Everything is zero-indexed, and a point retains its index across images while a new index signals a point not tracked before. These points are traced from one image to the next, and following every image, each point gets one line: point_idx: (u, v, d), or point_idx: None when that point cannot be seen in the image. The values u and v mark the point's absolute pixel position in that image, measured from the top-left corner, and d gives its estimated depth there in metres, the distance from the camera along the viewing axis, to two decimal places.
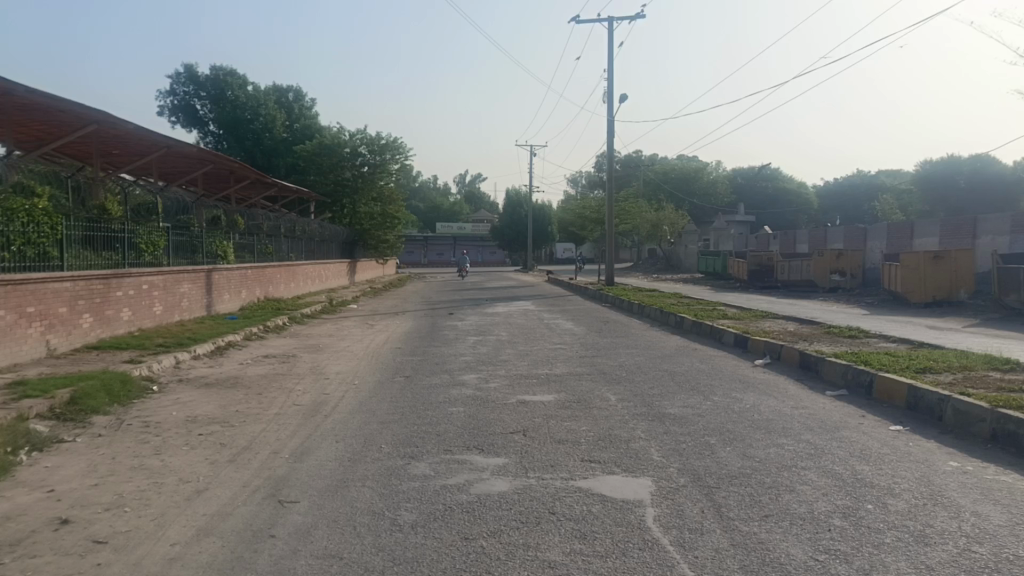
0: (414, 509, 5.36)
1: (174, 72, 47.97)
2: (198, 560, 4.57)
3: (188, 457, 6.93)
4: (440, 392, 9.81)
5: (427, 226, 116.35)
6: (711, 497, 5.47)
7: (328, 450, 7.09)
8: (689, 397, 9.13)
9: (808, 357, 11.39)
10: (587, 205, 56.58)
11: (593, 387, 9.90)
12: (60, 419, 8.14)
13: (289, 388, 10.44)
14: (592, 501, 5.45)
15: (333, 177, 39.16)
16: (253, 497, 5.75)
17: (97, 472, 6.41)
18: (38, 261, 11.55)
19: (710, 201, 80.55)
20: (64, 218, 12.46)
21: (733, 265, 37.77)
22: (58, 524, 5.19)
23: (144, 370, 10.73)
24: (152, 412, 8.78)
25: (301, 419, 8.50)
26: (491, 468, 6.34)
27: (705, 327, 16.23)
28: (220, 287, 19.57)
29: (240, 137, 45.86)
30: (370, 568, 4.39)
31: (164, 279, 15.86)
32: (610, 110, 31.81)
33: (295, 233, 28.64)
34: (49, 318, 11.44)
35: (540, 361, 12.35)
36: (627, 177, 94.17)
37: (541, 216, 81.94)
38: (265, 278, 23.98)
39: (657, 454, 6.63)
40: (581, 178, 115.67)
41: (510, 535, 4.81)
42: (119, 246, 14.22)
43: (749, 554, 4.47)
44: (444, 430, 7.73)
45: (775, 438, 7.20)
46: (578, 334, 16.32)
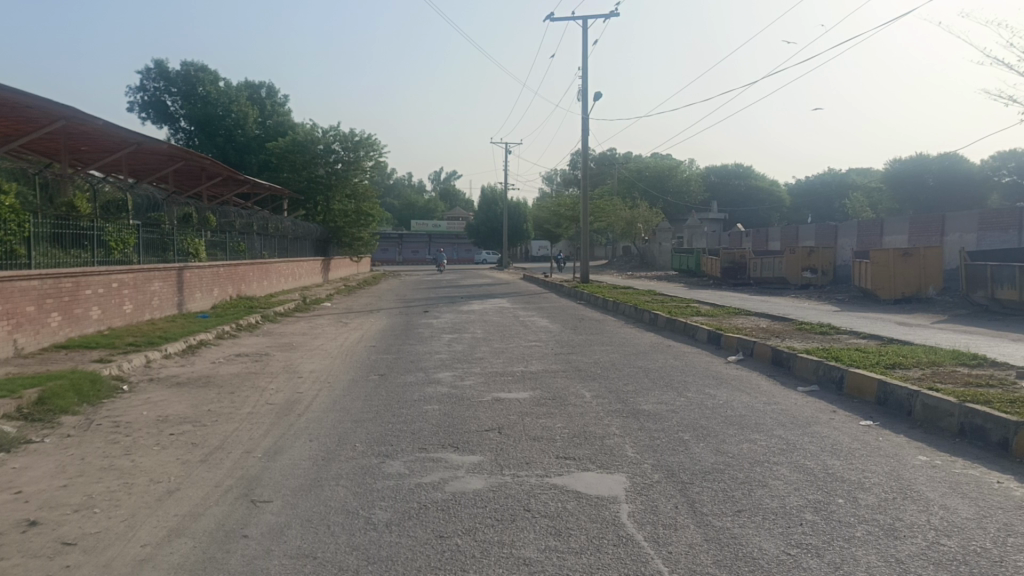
0: (389, 508, 5.33)
1: (144, 67, 47.36)
2: (169, 561, 4.52)
3: (159, 457, 6.85)
4: (415, 391, 9.74)
5: (401, 224, 116.16)
6: (685, 493, 5.51)
7: (302, 449, 7.04)
8: (663, 394, 9.19)
9: (780, 352, 11.50)
10: (562, 203, 56.52)
11: (568, 384, 9.95)
12: (29, 420, 8.01)
13: (262, 388, 10.31)
14: (566, 498, 5.46)
15: (307, 173, 38.98)
16: (226, 496, 5.69)
17: (66, 473, 6.32)
18: (5, 258, 11.36)
19: (684, 199, 81.27)
20: (31, 215, 12.25)
21: (706, 262, 37.95)
22: (26, 526, 5.10)
23: (113, 370, 10.57)
24: (122, 412, 8.66)
25: (274, 418, 8.41)
26: (466, 466, 6.34)
27: (679, 323, 16.37)
28: (191, 285, 19.34)
29: (212, 134, 45.40)
30: (344, 567, 4.36)
31: (135, 277, 15.67)
32: (585, 108, 31.85)
33: (268, 231, 28.34)
34: (17, 317, 11.26)
35: (516, 358, 12.37)
36: (603, 175, 94.50)
37: (516, 212, 82.10)
38: (237, 275, 23.67)
39: (631, 450, 6.67)
40: (557, 176, 116.33)
41: (485, 533, 4.81)
42: (88, 244, 14.04)
43: (722, 550, 4.50)
44: (418, 428, 7.71)
45: (748, 433, 7.26)
46: (554, 331, 16.35)
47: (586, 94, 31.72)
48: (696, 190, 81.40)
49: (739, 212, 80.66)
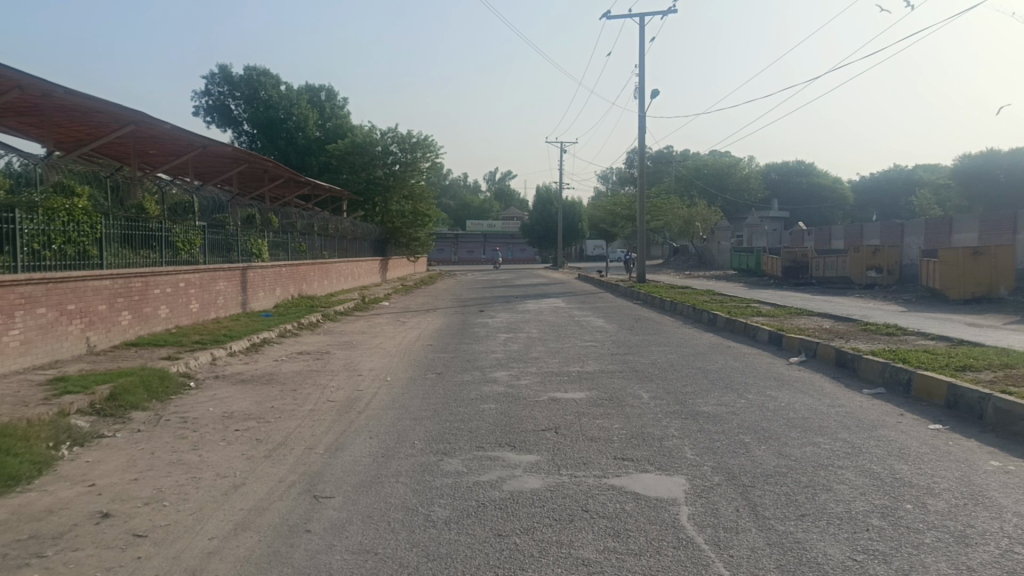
0: (448, 505, 5.38)
1: (209, 72, 48.62)
2: (236, 554, 4.63)
3: (225, 452, 7.03)
4: (472, 390, 9.80)
5: (457, 223, 117.11)
6: (746, 496, 5.43)
7: (362, 446, 7.16)
8: (723, 395, 9.06)
9: (845, 354, 11.23)
10: (618, 202, 56.29)
11: (625, 385, 9.87)
12: (101, 415, 8.29)
13: (322, 385, 10.50)
14: (625, 499, 5.43)
15: (365, 175, 39.62)
16: (289, 492, 5.80)
17: (136, 467, 6.53)
18: (78, 259, 11.70)
19: (744, 197, 80.04)
20: (103, 217, 12.62)
21: (766, 262, 37.36)
22: (99, 517, 5.28)
23: (181, 367, 10.92)
24: (189, 408, 8.91)
25: (336, 415, 8.58)
26: (523, 465, 6.34)
27: (738, 323, 16.12)
28: (255, 284, 19.81)
29: (274, 137, 46.39)
30: (404, 564, 4.40)
31: (201, 277, 16.10)
32: (642, 106, 31.57)
33: (328, 232, 28.79)
34: (88, 315, 11.64)
35: (572, 358, 12.33)
36: (660, 173, 93.52)
37: (571, 212, 81.93)
38: (299, 275, 24.18)
39: (690, 452, 6.59)
40: (613, 174, 116.16)
41: (543, 533, 4.80)
42: (157, 245, 14.44)
43: (786, 554, 4.42)
44: (476, 426, 7.75)
45: (811, 436, 7.11)
46: (611, 331, 16.28)
47: (643, 92, 31.43)
48: (756, 188, 80.04)
49: (800, 210, 79.14)
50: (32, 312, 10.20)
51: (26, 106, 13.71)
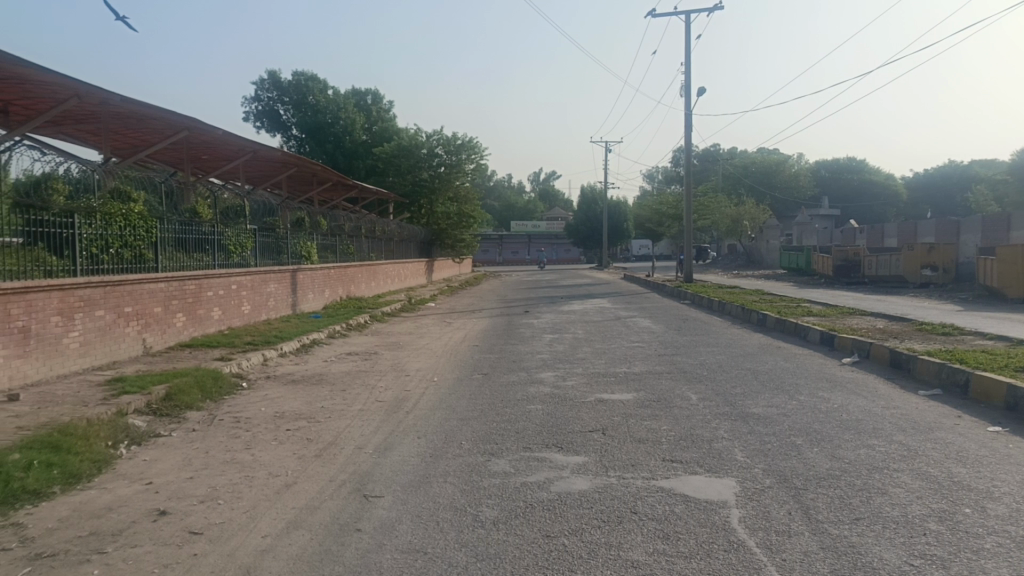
0: (496, 506, 5.39)
1: (258, 78, 49.51)
2: (289, 552, 4.70)
3: (277, 452, 7.14)
4: (518, 390, 9.82)
5: (502, 224, 117.44)
6: (798, 499, 5.34)
7: (410, 446, 7.22)
8: (773, 397, 8.92)
9: (899, 355, 10.97)
10: (665, 201, 55.84)
11: (673, 386, 9.77)
12: (157, 414, 8.50)
13: (371, 386, 10.62)
14: (674, 501, 5.39)
15: (411, 177, 39.92)
16: (340, 491, 5.88)
17: (192, 465, 6.67)
18: (134, 263, 12.03)
19: (793, 194, 78.80)
20: (158, 221, 12.94)
21: (817, 261, 36.73)
22: (157, 515, 5.41)
23: (234, 367, 11.12)
24: (242, 408, 9.07)
25: (384, 415, 8.66)
26: (571, 467, 6.33)
27: (789, 324, 15.87)
28: (305, 286, 20.13)
29: (321, 141, 47.03)
30: (453, 564, 4.42)
31: (252, 279, 16.41)
32: (688, 105, 31.29)
33: (376, 234, 29.11)
34: (145, 317, 11.95)
35: (619, 359, 12.24)
36: (706, 172, 92.50)
37: (617, 212, 81.56)
38: (347, 277, 24.48)
39: (741, 454, 6.51)
40: (660, 173, 115.67)
41: (592, 534, 4.80)
42: (209, 248, 14.74)
43: (840, 559, 4.34)
44: (523, 427, 7.75)
45: (865, 438, 6.97)
46: (658, 332, 16.14)
47: (690, 90, 31.14)
48: (806, 185, 78.74)
49: (851, 207, 77.72)
50: (91, 314, 10.51)
51: (85, 113, 14.11)
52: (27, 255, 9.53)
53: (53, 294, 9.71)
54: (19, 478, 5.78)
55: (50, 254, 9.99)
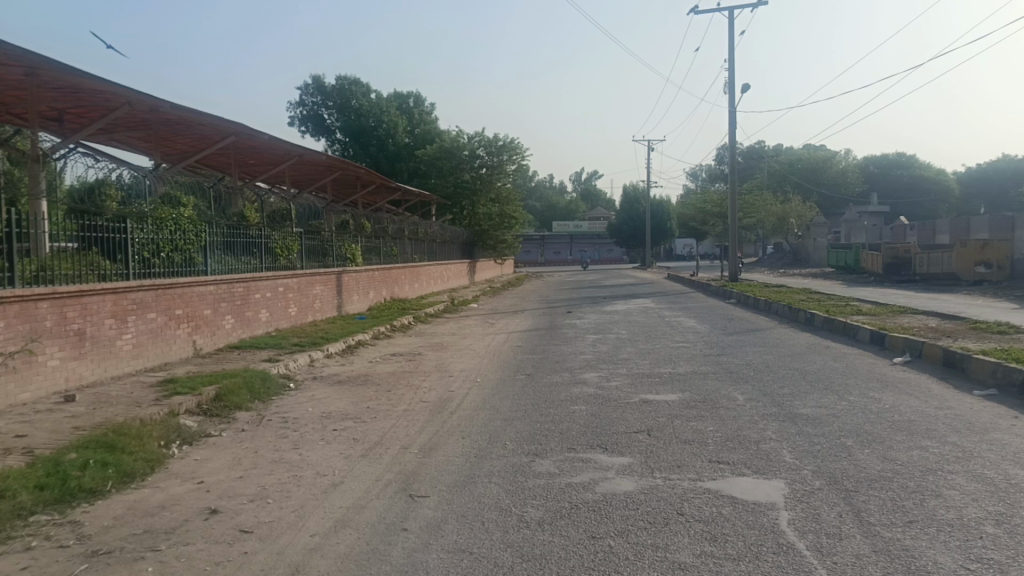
0: (541, 507, 5.38)
1: (303, 83, 50.26)
2: (337, 550, 4.75)
3: (325, 452, 7.23)
4: (562, 391, 9.81)
5: (544, 225, 117.35)
6: (849, 501, 5.24)
7: (455, 446, 7.25)
8: (822, 398, 8.77)
9: (953, 354, 10.71)
10: (709, 199, 55.25)
11: (719, 387, 9.66)
12: (207, 415, 8.65)
13: (416, 386, 10.70)
14: (721, 502, 5.32)
15: (453, 179, 40.10)
16: (385, 491, 5.93)
17: (241, 465, 6.80)
18: (185, 266, 12.26)
19: (841, 191, 77.38)
20: (207, 225, 13.17)
21: (866, 258, 36.05)
22: (208, 513, 5.51)
23: (281, 368, 11.29)
24: (289, 409, 9.21)
25: (429, 415, 8.72)
26: (616, 467, 6.30)
27: (837, 323, 15.59)
28: (350, 288, 20.35)
29: (365, 144, 47.50)
30: (499, 565, 4.43)
31: (299, 282, 16.65)
32: (732, 102, 30.92)
33: (419, 236, 29.32)
34: (195, 320, 12.20)
35: (664, 360, 12.13)
36: (751, 169, 91.25)
37: (660, 211, 81.13)
38: (390, 279, 24.69)
39: (789, 455, 6.42)
40: (703, 172, 114.64)
41: (638, 536, 4.76)
42: (257, 251, 14.98)
43: (893, 562, 4.25)
44: (567, 428, 7.73)
45: (918, 440, 6.81)
46: (703, 332, 15.98)
47: (734, 86, 30.79)
48: (854, 181, 77.25)
49: (901, 204, 76.07)
50: (143, 317, 10.76)
51: (136, 121, 14.47)
52: (82, 259, 9.77)
53: (106, 297, 9.95)
54: (76, 477, 5.94)
55: (104, 258, 10.22)
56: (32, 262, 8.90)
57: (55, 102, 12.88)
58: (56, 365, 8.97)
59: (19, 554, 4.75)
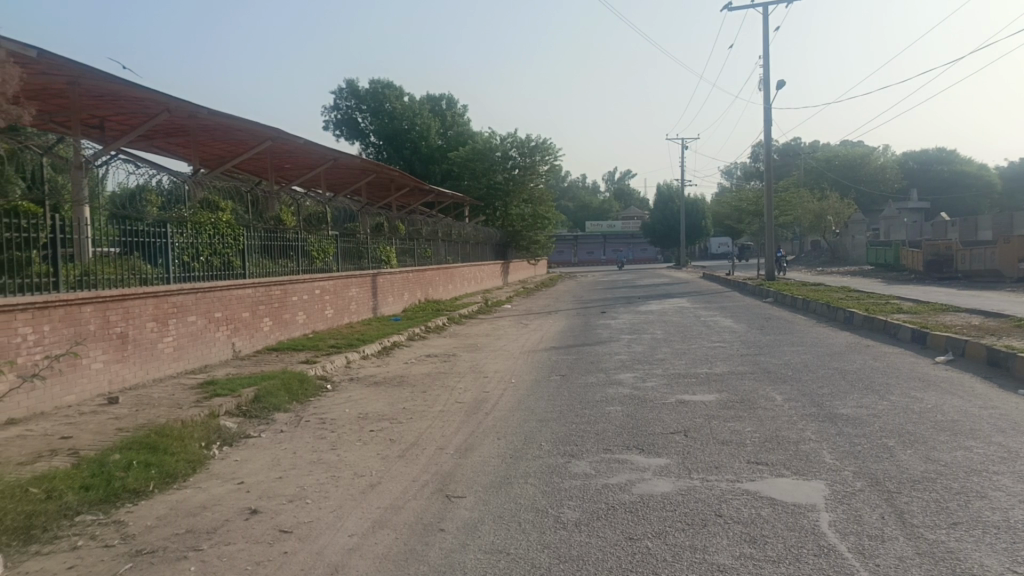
0: (577, 508, 5.37)
1: (337, 88, 50.79)
2: (375, 551, 4.79)
3: (362, 452, 7.29)
4: (597, 392, 9.78)
5: (577, 225, 117.04)
6: (892, 503, 5.16)
7: (491, 447, 7.27)
8: (863, 397, 8.64)
9: (997, 352, 10.49)
10: (744, 198, 54.65)
11: (757, 387, 9.55)
12: (247, 416, 8.77)
13: (451, 387, 10.75)
14: (761, 504, 5.27)
15: (486, 181, 40.15)
16: (422, 491, 5.96)
17: (280, 465, 6.88)
18: (224, 270, 12.44)
19: (880, 187, 76.06)
20: (245, 229, 13.34)
21: (906, 256, 35.43)
22: (249, 513, 5.59)
23: (319, 369, 11.41)
24: (327, 410, 9.29)
25: (464, 416, 8.74)
26: (652, 468, 6.27)
27: (877, 322, 15.34)
28: (385, 290, 20.51)
29: (398, 147, 47.78)
30: (536, 565, 4.43)
31: (335, 284, 16.82)
32: (767, 99, 30.56)
33: (453, 237, 29.43)
34: (234, 322, 12.38)
35: (700, 360, 12.03)
36: (787, 167, 90.21)
37: (694, 210, 80.72)
38: (424, 280, 24.83)
39: (829, 456, 6.33)
40: (737, 169, 113.62)
41: (676, 537, 4.74)
42: (294, 254, 15.15)
43: (937, 564, 4.18)
44: (603, 429, 7.71)
45: (962, 440, 6.67)
46: (739, 331, 15.84)
47: (769, 83, 30.45)
48: (893, 177, 75.83)
49: (942, 199, 73.75)
50: (184, 320, 10.95)
51: (175, 127, 14.70)
52: (124, 264, 9.96)
53: (148, 301, 10.15)
54: (120, 478, 6.06)
55: (146, 263, 10.41)
56: (76, 267, 9.09)
57: (97, 110, 13.14)
58: (100, 368, 9.15)
59: (66, 554, 4.86)
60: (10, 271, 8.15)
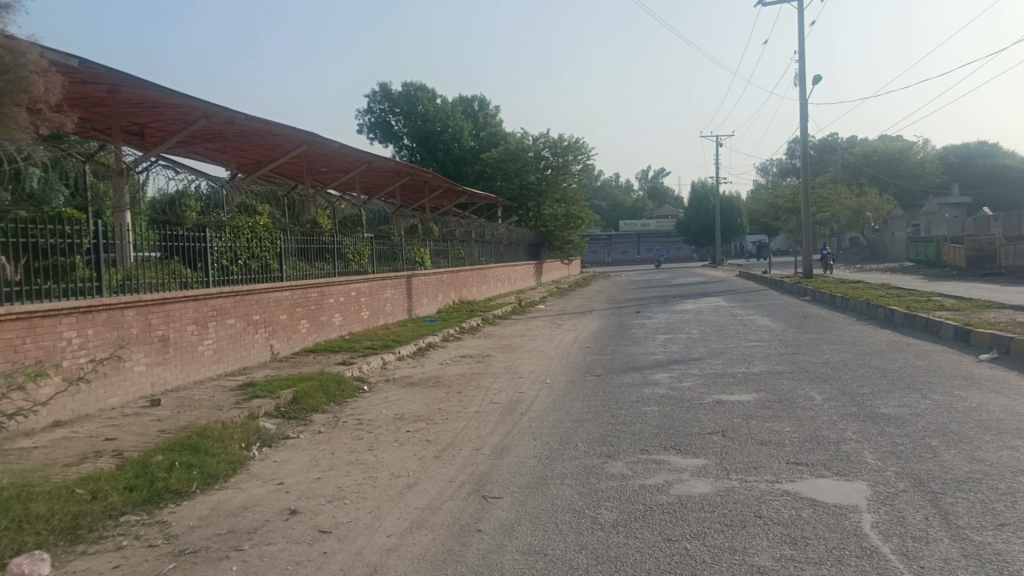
0: (615, 509, 5.36)
1: (371, 91, 51.24)
2: (413, 551, 4.82)
3: (399, 453, 7.34)
4: (633, 392, 9.74)
5: (611, 225, 116.60)
6: (936, 504, 5.06)
7: (527, 448, 7.26)
8: (905, 397, 8.49)
9: None
10: (780, 195, 53.99)
11: (796, 387, 9.44)
12: (285, 418, 8.86)
13: (486, 388, 10.77)
14: (801, 505, 5.20)
15: (519, 181, 40.14)
16: (459, 492, 5.98)
17: (319, 466, 6.96)
18: (261, 273, 12.62)
19: (919, 182, 74.72)
20: (282, 233, 13.49)
21: (948, 252, 34.78)
22: (288, 514, 5.66)
23: (355, 371, 11.51)
24: (363, 411, 9.36)
25: (500, 417, 8.75)
26: (690, 469, 6.23)
27: (919, 319, 15.08)
28: (419, 291, 20.63)
29: (431, 149, 47.99)
30: (574, 566, 4.43)
31: (370, 286, 16.96)
32: (803, 95, 30.20)
33: (486, 238, 29.48)
34: (272, 325, 12.54)
35: (737, 360, 11.91)
36: (823, 163, 89.03)
37: (728, 208, 80.11)
38: (458, 281, 24.93)
39: (871, 456, 6.23)
40: (772, 166, 112.44)
41: (715, 538, 4.70)
42: (330, 257, 15.30)
43: (984, 567, 4.09)
44: (639, 429, 7.68)
45: (1009, 440, 6.52)
46: (776, 330, 15.65)
47: (805, 78, 30.09)
48: (933, 172, 74.45)
49: (984, 194, 72.54)
50: (223, 322, 11.11)
51: (213, 133, 14.94)
52: (165, 268, 10.15)
53: (189, 305, 10.33)
54: (163, 478, 6.17)
55: (186, 267, 10.59)
56: (118, 272, 9.30)
57: (136, 117, 13.39)
58: (142, 371, 9.32)
59: (111, 553, 4.96)
60: (56, 277, 8.32)
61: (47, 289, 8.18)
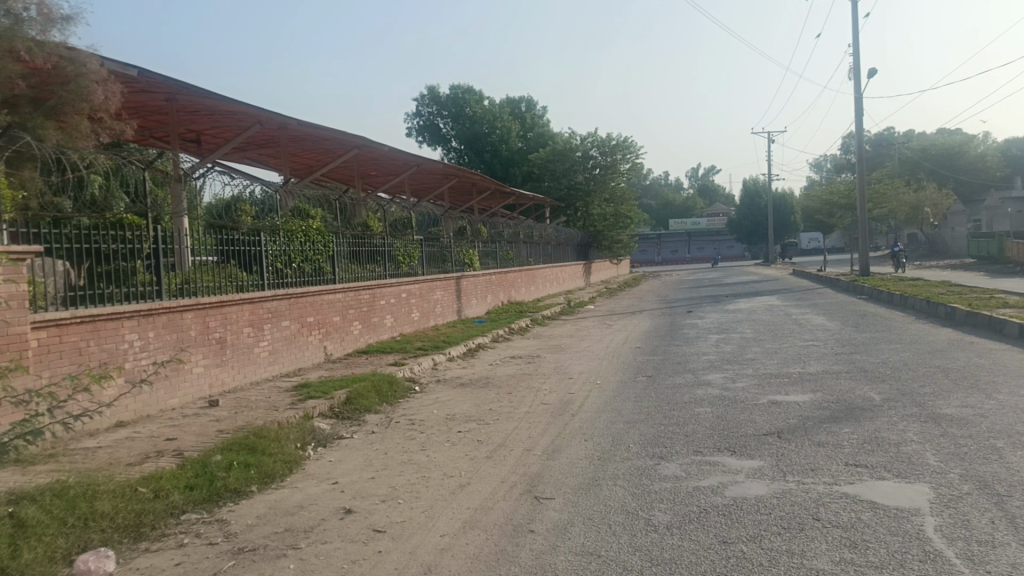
0: (669, 510, 5.32)
1: (419, 95, 51.72)
2: (467, 551, 4.85)
3: (451, 453, 7.39)
4: (685, 393, 9.64)
5: (660, 224, 115.54)
6: (1003, 507, 4.90)
7: (578, 449, 7.24)
8: (968, 397, 8.25)
9: None
10: (835, 190, 52.83)
11: (852, 387, 9.24)
12: (339, 418, 9.00)
13: (536, 388, 10.76)
14: (860, 508, 5.09)
15: (567, 181, 40.02)
16: (512, 492, 5.99)
17: (372, 466, 7.04)
18: (314, 275, 12.82)
19: (980, 176, 72.50)
20: (334, 236, 13.68)
21: (1012, 248, 33.66)
22: (343, 513, 5.73)
23: (407, 372, 11.61)
24: (415, 411, 9.45)
25: (550, 418, 8.74)
26: (745, 470, 6.14)
27: (982, 318, 14.63)
28: (468, 292, 20.74)
29: (479, 150, 48.14)
30: (628, 567, 4.41)
31: (421, 287, 17.10)
32: (857, 88, 29.58)
33: (535, 239, 29.49)
34: (326, 326, 12.74)
35: (792, 360, 11.71)
36: (879, 158, 86.99)
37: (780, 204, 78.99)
38: (507, 282, 24.98)
39: (933, 458, 6.06)
40: (826, 162, 110.25)
41: (772, 541, 4.62)
42: (381, 259, 15.47)
43: None
44: (692, 430, 7.60)
45: None
46: (832, 329, 15.34)
47: (860, 71, 29.43)
48: (995, 165, 72.19)
49: None
50: (278, 324, 11.32)
51: (267, 138, 15.20)
52: (220, 272, 10.35)
53: (244, 307, 10.54)
54: (222, 478, 6.31)
55: (241, 270, 10.79)
56: (177, 276, 9.50)
57: (193, 125, 13.70)
58: (201, 372, 9.54)
59: (173, 551, 5.08)
60: (118, 281, 8.53)
61: (109, 293, 8.40)
